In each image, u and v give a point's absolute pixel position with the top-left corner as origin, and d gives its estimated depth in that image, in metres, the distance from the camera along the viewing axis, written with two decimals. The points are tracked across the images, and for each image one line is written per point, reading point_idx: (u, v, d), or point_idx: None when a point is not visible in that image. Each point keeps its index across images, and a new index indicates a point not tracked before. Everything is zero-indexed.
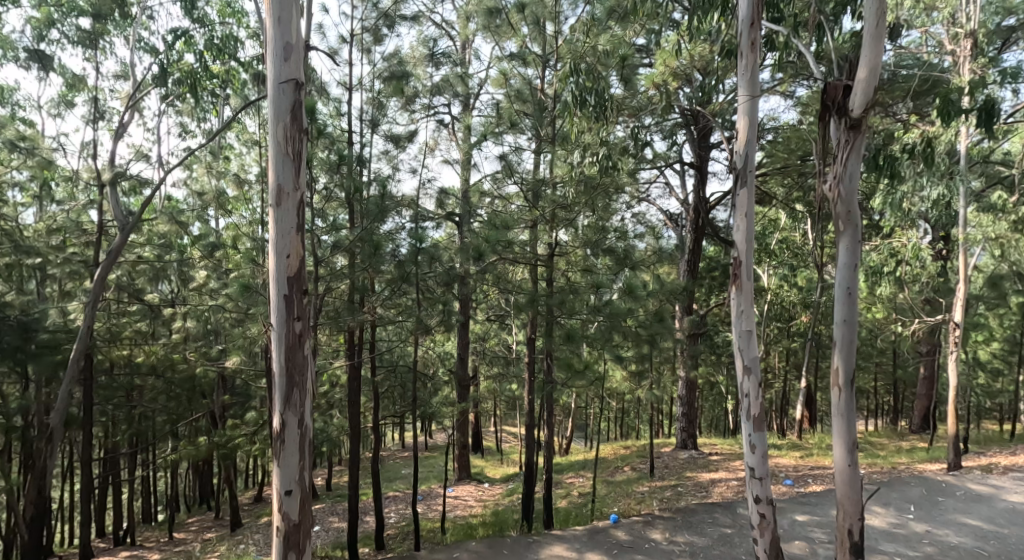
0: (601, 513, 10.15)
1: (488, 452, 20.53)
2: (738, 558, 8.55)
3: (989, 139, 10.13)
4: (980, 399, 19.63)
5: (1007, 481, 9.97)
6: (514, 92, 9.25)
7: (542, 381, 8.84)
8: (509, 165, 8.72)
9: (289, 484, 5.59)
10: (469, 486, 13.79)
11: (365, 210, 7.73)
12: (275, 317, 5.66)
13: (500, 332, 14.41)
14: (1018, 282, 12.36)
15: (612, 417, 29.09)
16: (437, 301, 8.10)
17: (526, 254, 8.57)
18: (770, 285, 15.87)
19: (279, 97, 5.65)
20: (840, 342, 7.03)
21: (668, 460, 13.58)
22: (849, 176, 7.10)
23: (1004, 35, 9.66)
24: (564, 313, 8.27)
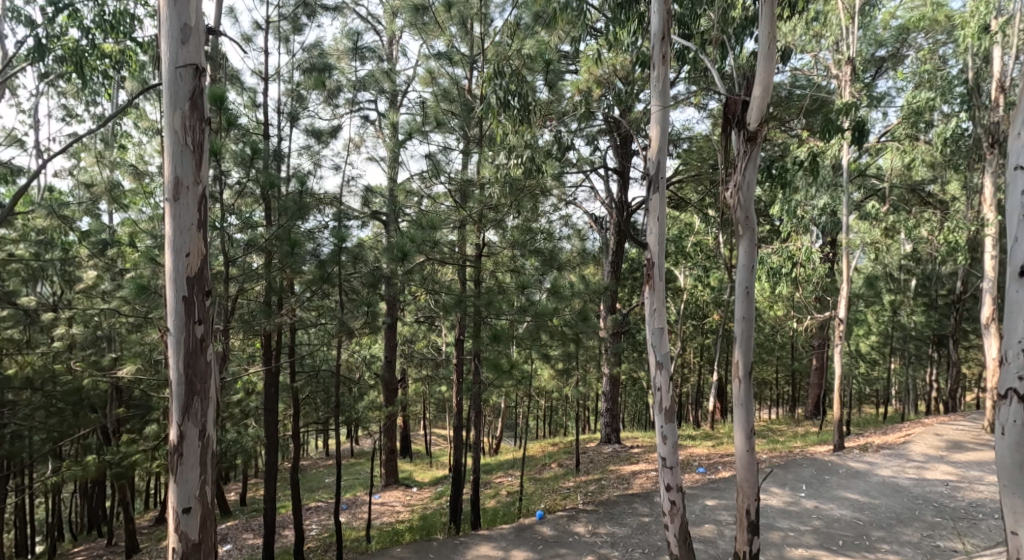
0: (528, 511, 10.73)
1: (414, 457, 20.75)
2: (653, 545, 9.27)
3: (868, 154, 11.30)
4: (868, 384, 21.62)
5: (880, 457, 11.23)
6: (440, 91, 9.58)
7: (470, 382, 9.33)
8: (435, 164, 9.10)
9: (188, 500, 5.36)
10: (396, 491, 14.13)
11: (284, 207, 7.89)
12: (173, 320, 5.44)
13: (428, 333, 14.80)
14: (891, 282, 13.88)
15: (542, 415, 29.81)
16: (361, 304, 8.36)
17: (452, 254, 8.94)
18: (685, 285, 16.90)
19: (177, 83, 5.46)
20: (737, 339, 7.79)
21: (592, 456, 14.29)
22: (747, 185, 7.90)
23: (877, 64, 11.03)
24: (488, 315, 8.70)
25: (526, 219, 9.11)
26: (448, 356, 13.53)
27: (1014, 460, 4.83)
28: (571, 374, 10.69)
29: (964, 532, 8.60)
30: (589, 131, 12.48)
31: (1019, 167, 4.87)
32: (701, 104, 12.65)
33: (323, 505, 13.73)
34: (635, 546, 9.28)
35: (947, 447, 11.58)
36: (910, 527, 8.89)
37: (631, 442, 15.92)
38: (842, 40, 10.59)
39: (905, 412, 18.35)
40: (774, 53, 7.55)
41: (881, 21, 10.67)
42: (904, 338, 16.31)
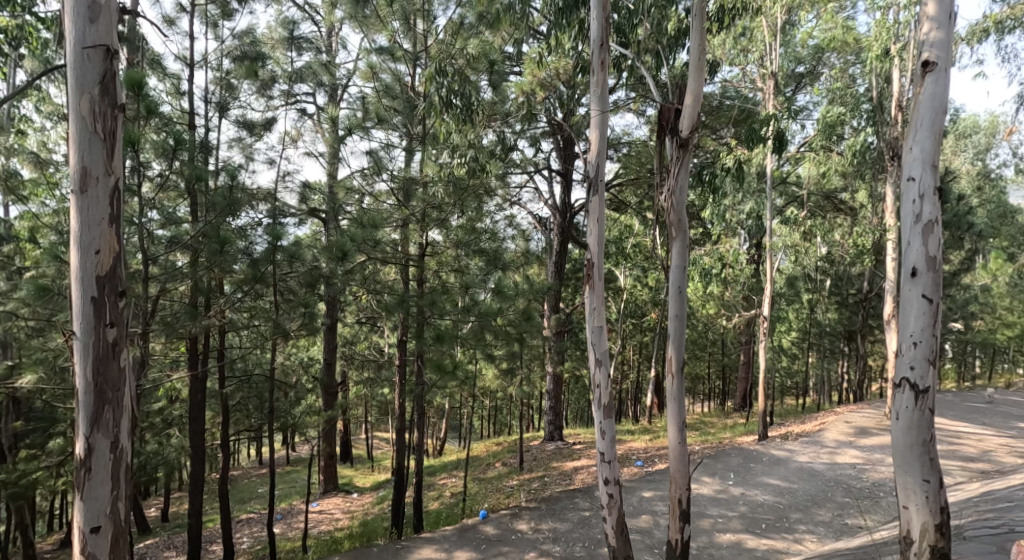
0: (472, 511, 11.03)
1: (355, 462, 20.66)
2: (593, 539, 9.69)
3: (789, 163, 12.14)
4: (788, 377, 22.96)
5: (799, 445, 12.05)
6: (382, 87, 9.66)
7: (414, 384, 9.56)
8: (377, 161, 9.29)
9: (97, 520, 4.73)
10: (335, 498, 14.14)
11: (212, 203, 7.75)
12: (80, 324, 4.79)
13: (371, 335, 14.90)
14: (810, 283, 14.87)
15: (485, 416, 30.13)
16: (298, 305, 8.38)
17: (393, 253, 9.03)
18: (624, 285, 17.52)
19: (83, 63, 4.80)
20: (670, 336, 8.20)
21: (535, 454, 14.70)
22: (680, 190, 8.13)
23: (797, 79, 11.93)
24: (432, 315, 8.90)
25: (470, 219, 9.35)
26: (392, 356, 13.70)
27: (907, 440, 5.34)
28: (514, 373, 11.04)
29: (870, 510, 9.42)
30: (533, 132, 12.86)
31: (910, 178, 5.46)
32: (639, 111, 13.22)
33: (255, 517, 13.60)
34: (576, 541, 9.67)
35: (855, 433, 12.51)
36: (824, 508, 9.62)
37: (574, 438, 16.43)
38: (766, 55, 11.29)
39: (821, 403, 19.68)
40: (705, 63, 7.91)
41: (800, 39, 11.46)
42: (820, 334, 17.46)
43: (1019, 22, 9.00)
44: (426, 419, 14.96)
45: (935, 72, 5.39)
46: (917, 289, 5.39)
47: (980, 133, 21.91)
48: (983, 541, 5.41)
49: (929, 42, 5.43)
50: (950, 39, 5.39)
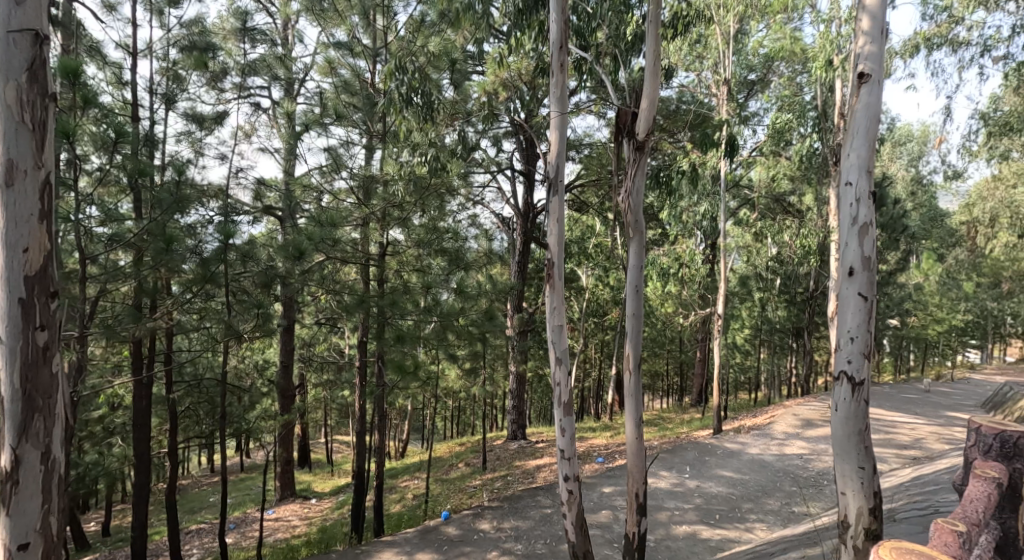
0: (433, 513, 11.13)
1: (313, 466, 20.48)
2: (553, 536, 9.87)
3: (741, 167, 12.64)
4: (742, 372, 23.70)
5: (751, 437, 12.51)
6: (341, 83, 10.06)
7: (374, 385, 9.61)
8: (337, 159, 9.32)
9: (26, 536, 4.52)
10: (292, 504, 13.97)
11: (158, 199, 7.63)
12: (6, 328, 4.54)
13: (331, 335, 14.86)
14: (762, 282, 15.44)
15: (448, 416, 30.21)
16: (251, 307, 7.97)
17: (353, 252, 9.07)
18: (585, 285, 17.85)
19: (8, 49, 4.55)
20: (627, 334, 8.39)
21: (498, 453, 14.88)
22: (635, 192, 8.42)
23: (749, 87, 12.51)
24: (394, 315, 8.90)
25: (432, 218, 9.39)
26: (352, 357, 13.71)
27: (845, 429, 5.70)
28: (477, 373, 11.19)
29: (815, 498, 9.88)
30: (495, 132, 13.04)
31: (848, 182, 5.81)
32: (599, 114, 13.51)
33: (206, 528, 13.40)
34: (536, 538, 9.84)
35: (802, 425, 13.06)
36: (773, 497, 10.05)
37: (536, 437, 16.66)
38: (720, 62, 11.71)
39: (773, 397, 20.41)
40: (660, 68, 8.08)
41: (752, 48, 11.93)
42: (772, 331, 18.11)
43: (946, 40, 9.72)
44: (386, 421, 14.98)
45: (869, 82, 5.76)
46: (854, 287, 5.74)
47: (915, 139, 23.22)
48: (914, 523, 5.79)
49: (862, 54, 5.79)
50: (883, 53, 5.78)
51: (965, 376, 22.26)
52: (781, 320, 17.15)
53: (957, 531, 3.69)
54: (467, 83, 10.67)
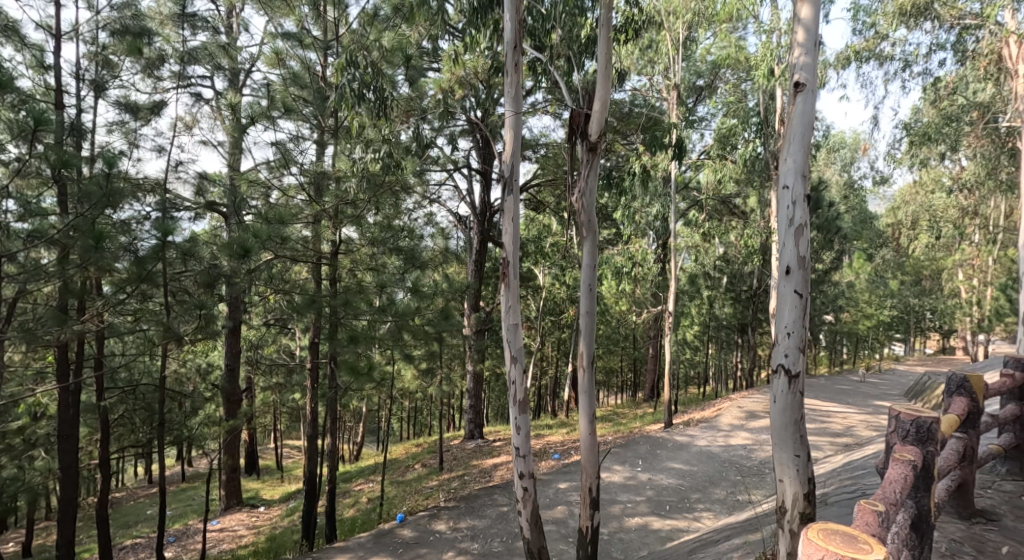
0: (388, 515, 11.18)
1: (262, 473, 20.02)
2: (508, 532, 10.07)
3: (690, 169, 13.13)
4: (691, 367, 24.37)
5: (700, 430, 12.99)
6: (291, 75, 9.79)
7: (328, 387, 9.62)
8: (286, 155, 9.22)
9: None
10: (238, 514, 13.62)
11: (86, 193, 7.30)
12: None
13: (281, 336, 14.68)
14: (709, 280, 15.99)
15: (403, 417, 30.12)
16: (191, 308, 8.14)
17: (303, 250, 9.12)
18: (541, 283, 18.09)
19: None
20: (581, 331, 8.59)
21: (455, 453, 15.00)
22: (588, 191, 8.65)
23: (697, 92, 13.04)
24: (346, 315, 8.97)
25: (387, 216, 9.44)
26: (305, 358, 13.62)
27: (782, 419, 6.05)
28: (434, 373, 11.29)
29: (758, 486, 10.37)
30: (451, 130, 13.19)
31: (785, 186, 6.16)
32: (555, 114, 13.72)
33: (144, 542, 12.89)
34: (491, 536, 10.01)
35: (746, 417, 13.60)
36: (719, 487, 10.48)
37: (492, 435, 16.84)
38: (669, 67, 12.10)
39: (720, 391, 21.12)
40: (610, 71, 8.32)
41: (700, 54, 12.42)
42: (719, 327, 18.77)
43: (874, 54, 10.35)
44: (340, 424, 14.88)
45: (804, 91, 6.12)
46: (791, 285, 6.08)
47: (848, 145, 24.62)
48: (844, 506, 6.18)
49: (797, 65, 6.16)
50: (816, 63, 6.14)
51: (893, 367, 23.59)
52: (727, 316, 17.78)
53: (876, 510, 3.85)
54: (422, 80, 10.69)
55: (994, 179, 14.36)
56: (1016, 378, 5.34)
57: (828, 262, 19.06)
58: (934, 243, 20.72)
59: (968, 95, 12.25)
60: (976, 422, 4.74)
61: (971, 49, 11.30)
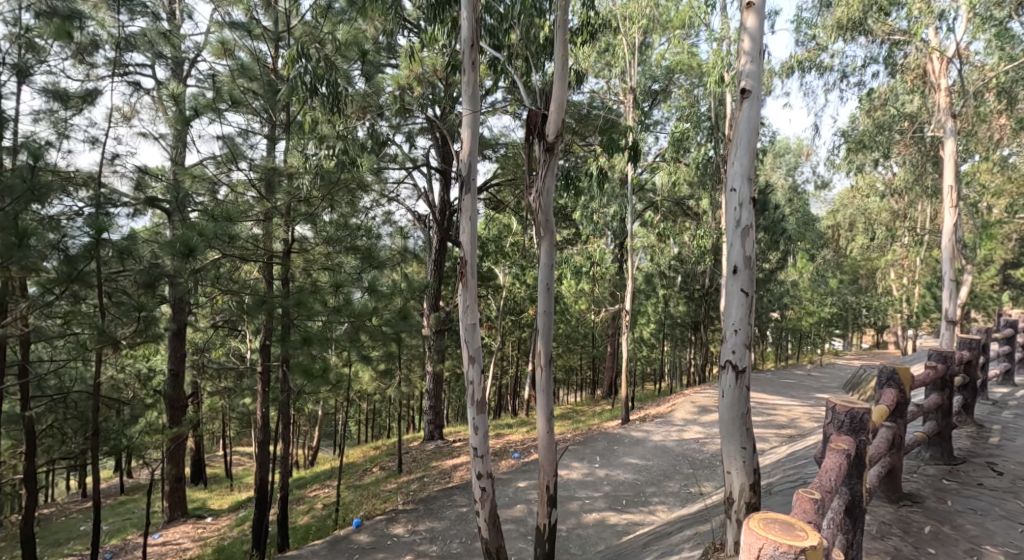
0: (344, 521, 11.16)
1: (210, 482, 19.45)
2: (467, 533, 10.20)
3: (646, 172, 13.50)
4: (648, 364, 24.80)
5: (654, 425, 13.35)
6: (239, 66, 9.63)
7: (282, 391, 9.57)
8: (234, 150, 8.90)
9: None
10: (182, 527, 12.98)
11: (9, 186, 7.17)
12: None
13: (230, 339, 14.38)
14: (664, 280, 16.41)
15: (359, 421, 29.81)
16: (130, 309, 7.70)
17: (253, 249, 8.98)
18: (501, 283, 18.22)
19: None
20: (539, 330, 8.74)
21: (415, 454, 15.02)
22: (546, 191, 8.83)
23: (652, 96, 13.42)
24: (300, 316, 8.95)
25: (342, 216, 9.33)
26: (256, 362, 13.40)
27: (731, 413, 6.30)
28: (391, 375, 11.24)
29: (710, 478, 10.76)
30: (411, 128, 13.24)
31: (733, 188, 6.44)
32: (515, 115, 13.87)
33: None
34: (450, 537, 10.14)
35: (699, 411, 14.03)
36: (673, 480, 10.79)
37: (453, 437, 16.90)
38: (625, 71, 12.39)
39: (674, 388, 21.66)
40: (567, 72, 8.50)
41: (654, 60, 12.81)
42: (673, 325, 19.27)
43: (815, 64, 10.84)
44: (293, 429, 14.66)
45: (750, 98, 6.41)
46: (737, 284, 6.36)
47: (791, 152, 25.66)
48: (787, 495, 6.47)
49: (743, 72, 6.45)
50: (761, 71, 6.44)
51: (833, 361, 24.62)
52: (681, 315, 18.18)
53: (813, 498, 3.97)
54: (380, 76, 10.67)
55: (923, 185, 15.19)
56: (939, 369, 5.72)
57: (774, 262, 19.71)
58: (868, 245, 21.77)
59: (898, 106, 12.99)
60: (903, 412, 5.05)
61: (899, 63, 11.94)
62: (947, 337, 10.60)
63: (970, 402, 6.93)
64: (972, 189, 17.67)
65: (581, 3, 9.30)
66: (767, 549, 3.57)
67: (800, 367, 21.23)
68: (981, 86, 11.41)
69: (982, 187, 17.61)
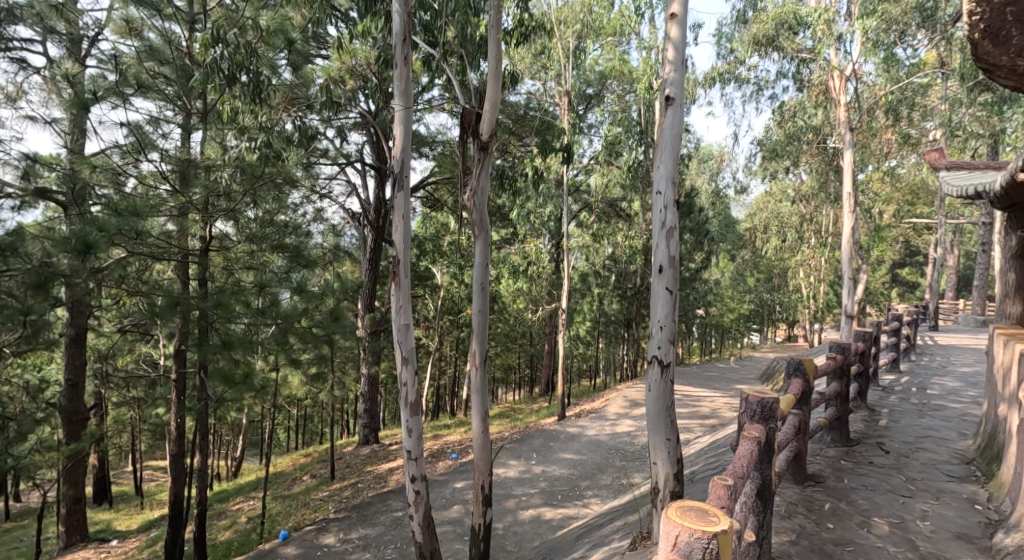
0: (271, 533, 11.01)
1: (118, 502, 18.46)
2: (402, 539, 10.29)
3: (582, 173, 13.91)
4: (581, 360, 25.32)
5: (589, 420, 13.77)
6: (147, 46, 8.86)
7: (201, 400, 9.31)
8: (142, 139, 8.28)
9: None
10: (82, 552, 12.05)
11: None
12: None
13: (140, 345, 13.71)
14: (597, 280, 16.89)
15: (287, 428, 29.07)
16: (14, 313, 7.36)
17: (165, 247, 8.39)
18: (440, 283, 18.26)
19: None
20: (473, 331, 8.87)
21: (348, 460, 14.92)
22: (481, 191, 8.96)
23: (586, 99, 13.83)
24: (219, 319, 8.54)
25: (267, 212, 9.24)
26: (169, 369, 12.85)
27: (656, 407, 6.65)
28: (324, 378, 11.16)
29: (642, 469, 11.24)
30: (344, 124, 13.15)
31: (659, 191, 6.79)
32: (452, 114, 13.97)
33: None
34: (386, 543, 10.21)
35: (631, 405, 14.57)
36: (605, 473, 11.19)
37: (389, 440, 16.86)
38: (561, 74, 12.70)
39: (608, 384, 22.28)
40: (501, 72, 8.65)
41: (589, 64, 13.22)
42: (607, 322, 19.84)
43: (734, 76, 11.43)
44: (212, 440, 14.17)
45: (674, 105, 6.77)
46: (663, 282, 6.74)
47: (714, 158, 26.66)
48: (707, 483, 6.88)
49: (668, 80, 6.81)
50: (683, 79, 6.83)
51: (750, 355, 25.81)
52: (615, 312, 18.74)
53: (726, 485, 4.27)
54: (309, 68, 10.49)
55: (826, 193, 16.26)
56: (838, 360, 6.25)
57: (699, 262, 20.40)
58: (782, 246, 23.04)
59: (807, 118, 13.84)
60: (808, 401, 5.49)
61: (807, 79, 12.76)
62: (845, 330, 11.42)
63: (864, 389, 7.51)
64: (871, 195, 19.01)
65: (516, 5, 9.50)
66: (684, 536, 3.83)
67: (722, 361, 22.15)
68: (874, 104, 12.39)
69: (877, 194, 18.94)
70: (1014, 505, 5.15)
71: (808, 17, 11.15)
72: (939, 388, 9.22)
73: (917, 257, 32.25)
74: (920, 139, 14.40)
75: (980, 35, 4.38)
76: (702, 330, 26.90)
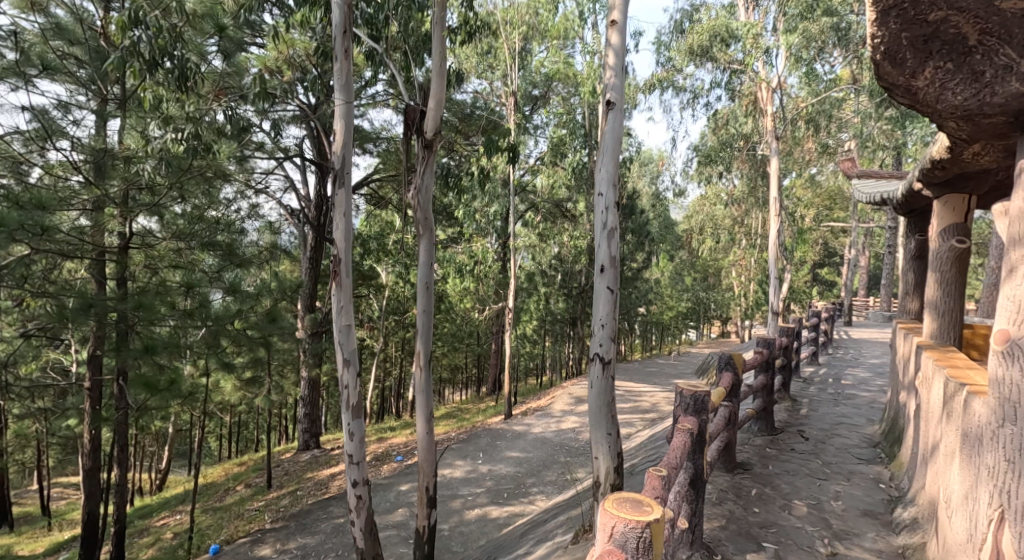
0: (202, 547, 10.76)
1: (21, 525, 17.43)
2: (344, 545, 10.27)
3: (528, 173, 14.10)
4: (526, 360, 25.58)
5: (535, 418, 14.02)
6: (53, 24, 8.22)
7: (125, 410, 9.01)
8: (49, 126, 8.01)
9: None
10: None
11: None
12: None
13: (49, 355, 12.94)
14: (542, 281, 17.14)
15: (222, 436, 28.22)
16: None
17: (78, 243, 8.04)
18: (386, 282, 18.19)
19: None
20: (418, 331, 8.94)
21: (287, 467, 14.70)
22: (424, 189, 9.00)
23: (532, 100, 14.01)
24: (141, 321, 8.25)
25: (195, 207, 9.16)
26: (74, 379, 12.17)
27: (598, 402, 6.88)
28: (261, 383, 11.00)
29: (585, 464, 11.54)
30: (281, 117, 12.96)
31: (600, 193, 7.03)
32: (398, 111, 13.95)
33: None
34: (326, 550, 10.16)
35: (576, 402, 14.90)
36: (550, 470, 11.44)
37: (331, 445, 16.70)
38: (506, 74, 12.84)
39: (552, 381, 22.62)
40: (445, 70, 8.69)
41: (534, 64, 13.41)
42: (551, 321, 20.16)
43: (672, 82, 11.81)
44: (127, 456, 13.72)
45: (614, 109, 7.02)
46: (605, 282, 6.97)
47: (653, 162, 27.24)
48: (646, 475, 7.16)
49: (609, 85, 7.05)
50: (623, 84, 7.07)
51: (688, 353, 26.59)
52: (561, 310, 19.07)
53: (660, 476, 4.49)
54: (242, 57, 10.27)
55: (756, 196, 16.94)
56: (765, 354, 6.61)
57: (640, 262, 20.88)
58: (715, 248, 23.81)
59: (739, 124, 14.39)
60: (738, 393, 5.81)
61: (738, 89, 13.25)
62: (771, 326, 12.00)
63: (787, 380, 7.95)
64: (795, 200, 19.87)
65: (461, 3, 9.52)
66: (619, 526, 4.02)
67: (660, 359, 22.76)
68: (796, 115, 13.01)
69: (799, 199, 19.77)
70: (911, 482, 5.59)
71: (739, 30, 11.64)
72: (852, 378, 9.83)
73: (835, 257, 33.90)
74: (837, 147, 15.25)
75: (881, 56, 4.44)
76: (642, 328, 27.54)
